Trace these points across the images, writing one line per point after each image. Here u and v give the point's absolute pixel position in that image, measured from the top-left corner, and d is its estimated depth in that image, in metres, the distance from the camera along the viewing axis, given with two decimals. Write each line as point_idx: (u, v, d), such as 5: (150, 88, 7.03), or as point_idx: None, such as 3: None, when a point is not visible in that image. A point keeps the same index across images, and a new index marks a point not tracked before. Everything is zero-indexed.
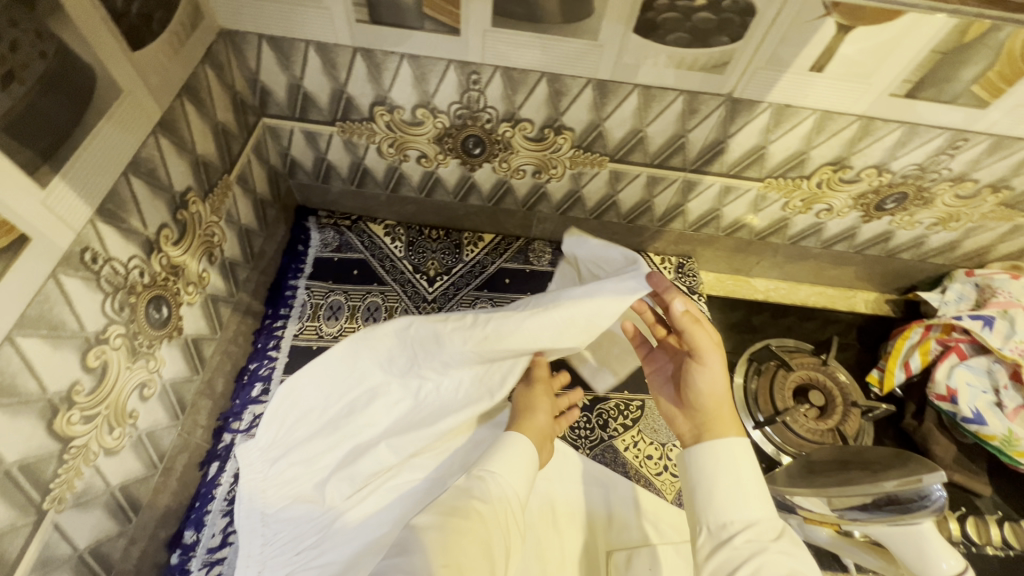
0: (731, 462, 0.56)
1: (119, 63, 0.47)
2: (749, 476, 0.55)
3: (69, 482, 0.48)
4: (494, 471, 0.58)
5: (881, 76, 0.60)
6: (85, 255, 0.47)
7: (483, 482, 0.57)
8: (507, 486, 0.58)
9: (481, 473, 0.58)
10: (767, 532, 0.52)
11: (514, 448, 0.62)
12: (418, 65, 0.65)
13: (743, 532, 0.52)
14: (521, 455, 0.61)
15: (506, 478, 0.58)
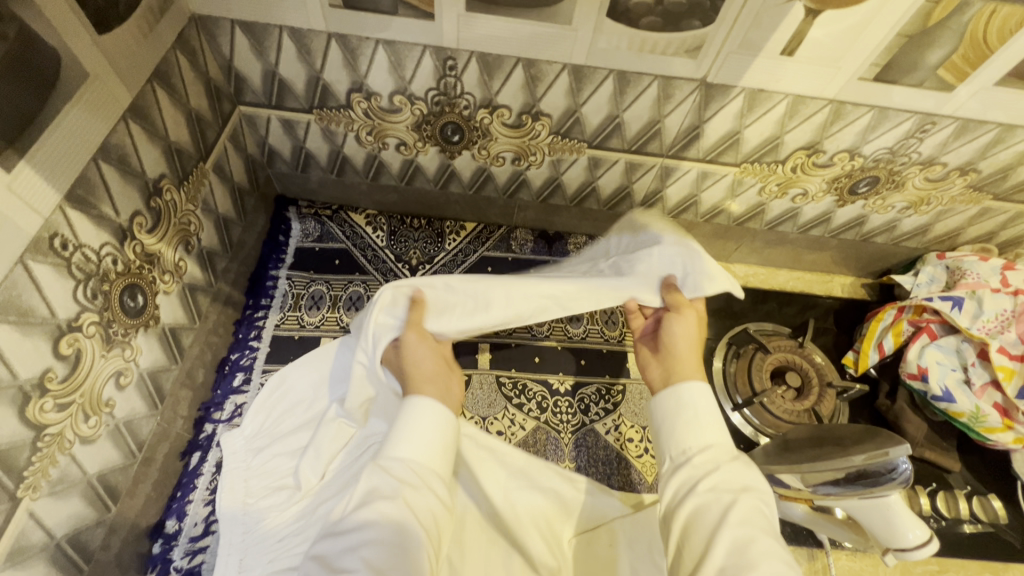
0: (697, 418, 0.57)
1: (85, 47, 0.47)
2: (711, 428, 0.57)
3: (43, 470, 0.48)
4: (404, 457, 0.54)
5: (850, 60, 0.61)
6: (54, 241, 0.46)
7: (392, 471, 0.53)
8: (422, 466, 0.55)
9: (387, 462, 0.54)
10: (728, 471, 0.52)
11: (426, 425, 0.57)
12: (394, 51, 0.65)
13: (701, 455, 0.54)
14: (430, 424, 0.57)
15: (421, 461, 0.55)
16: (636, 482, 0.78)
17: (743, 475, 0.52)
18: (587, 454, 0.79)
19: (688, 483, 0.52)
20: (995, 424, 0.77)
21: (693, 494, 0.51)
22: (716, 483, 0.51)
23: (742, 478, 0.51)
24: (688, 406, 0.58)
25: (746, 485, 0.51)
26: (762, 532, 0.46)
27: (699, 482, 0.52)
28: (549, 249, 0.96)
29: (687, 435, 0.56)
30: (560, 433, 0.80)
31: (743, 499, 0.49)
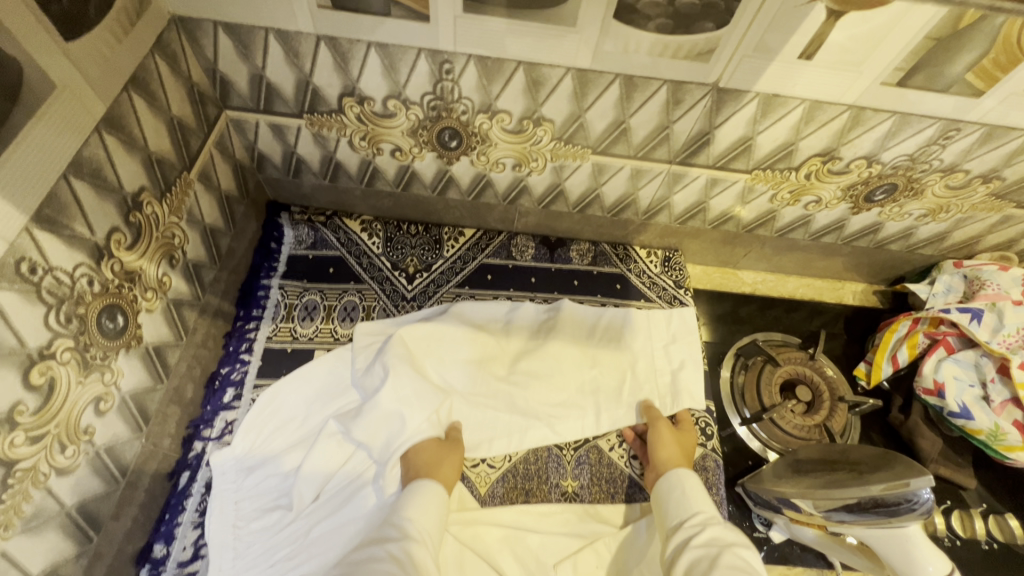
0: (693, 493, 0.66)
1: (49, 56, 0.43)
2: (705, 501, 0.66)
3: (16, 507, 0.45)
4: (412, 519, 0.62)
5: (873, 63, 0.57)
6: (20, 266, 0.43)
7: (399, 529, 0.60)
8: (424, 530, 0.61)
9: (397, 522, 0.61)
10: (716, 530, 0.61)
11: (430, 494, 0.65)
12: (387, 53, 0.61)
13: (694, 518, 0.63)
14: (433, 499, 0.64)
15: (427, 526, 0.62)
16: (641, 501, 0.75)
17: (730, 533, 0.60)
18: (590, 471, 0.76)
19: (684, 539, 0.61)
20: (1014, 442, 0.74)
21: (687, 549, 0.59)
22: (709, 538, 0.59)
23: (731, 535, 0.60)
24: (676, 489, 0.68)
25: (734, 541, 0.59)
26: (748, 572, 0.54)
27: (692, 539, 0.60)
28: (550, 256, 0.93)
29: (676, 510, 0.66)
30: (562, 450, 0.77)
31: (729, 552, 0.57)
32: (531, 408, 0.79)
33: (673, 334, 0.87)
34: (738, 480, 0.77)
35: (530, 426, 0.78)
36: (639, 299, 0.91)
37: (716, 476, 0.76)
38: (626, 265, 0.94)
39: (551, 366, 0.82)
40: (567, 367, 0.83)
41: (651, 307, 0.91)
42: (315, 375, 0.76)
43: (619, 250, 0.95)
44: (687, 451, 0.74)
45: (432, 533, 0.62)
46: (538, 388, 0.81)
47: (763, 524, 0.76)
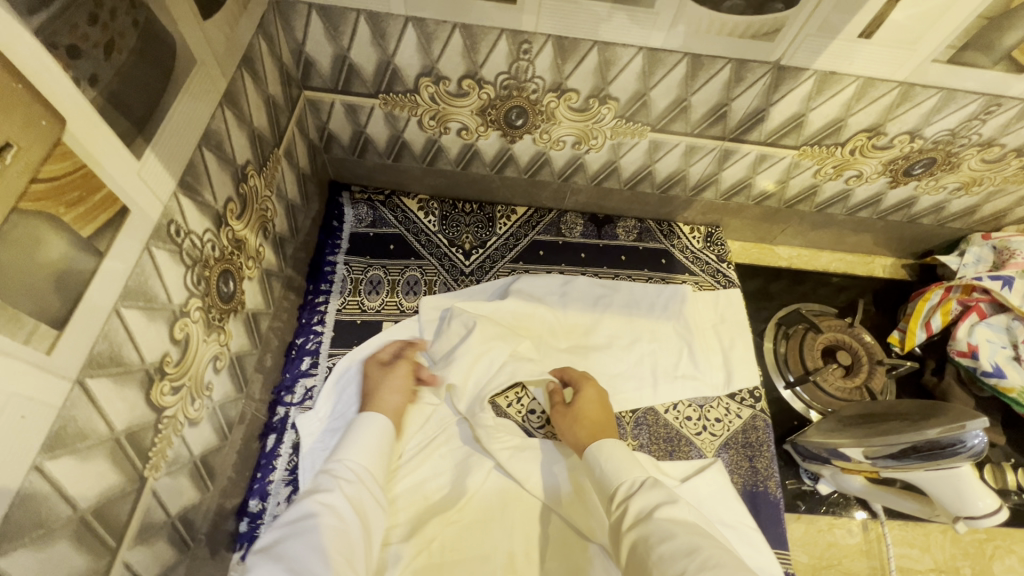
0: (614, 463, 0.64)
1: (192, 32, 0.47)
2: (628, 465, 0.64)
3: (162, 451, 0.50)
4: (346, 460, 0.62)
5: (927, 42, 0.61)
6: (171, 227, 0.47)
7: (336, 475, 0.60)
8: (368, 476, 0.62)
9: (332, 468, 0.61)
10: (642, 498, 0.59)
11: (370, 433, 0.66)
12: (470, 34, 0.65)
13: (622, 489, 0.61)
14: (377, 434, 0.66)
15: (364, 464, 0.63)
16: (696, 457, 0.80)
17: (657, 494, 0.59)
18: (649, 431, 0.82)
19: (617, 521, 0.59)
20: None
21: (625, 531, 0.57)
22: (638, 509, 0.58)
23: (655, 496, 0.58)
24: (598, 466, 0.65)
25: (658, 503, 0.57)
26: (675, 535, 0.53)
27: (622, 523, 0.58)
28: (598, 233, 0.97)
29: (604, 487, 0.64)
30: (621, 413, 0.82)
31: (656, 521, 0.55)
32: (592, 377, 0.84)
33: (721, 313, 0.91)
34: (786, 438, 0.83)
35: None
36: (684, 273, 0.95)
37: (765, 434, 0.82)
38: (670, 240, 0.98)
39: (603, 342, 0.88)
40: (619, 343, 0.88)
41: (695, 280, 0.95)
42: (387, 344, 0.82)
43: (663, 227, 0.99)
44: (585, 412, 0.73)
45: (372, 479, 0.62)
46: (594, 357, 0.86)
47: (811, 479, 0.81)
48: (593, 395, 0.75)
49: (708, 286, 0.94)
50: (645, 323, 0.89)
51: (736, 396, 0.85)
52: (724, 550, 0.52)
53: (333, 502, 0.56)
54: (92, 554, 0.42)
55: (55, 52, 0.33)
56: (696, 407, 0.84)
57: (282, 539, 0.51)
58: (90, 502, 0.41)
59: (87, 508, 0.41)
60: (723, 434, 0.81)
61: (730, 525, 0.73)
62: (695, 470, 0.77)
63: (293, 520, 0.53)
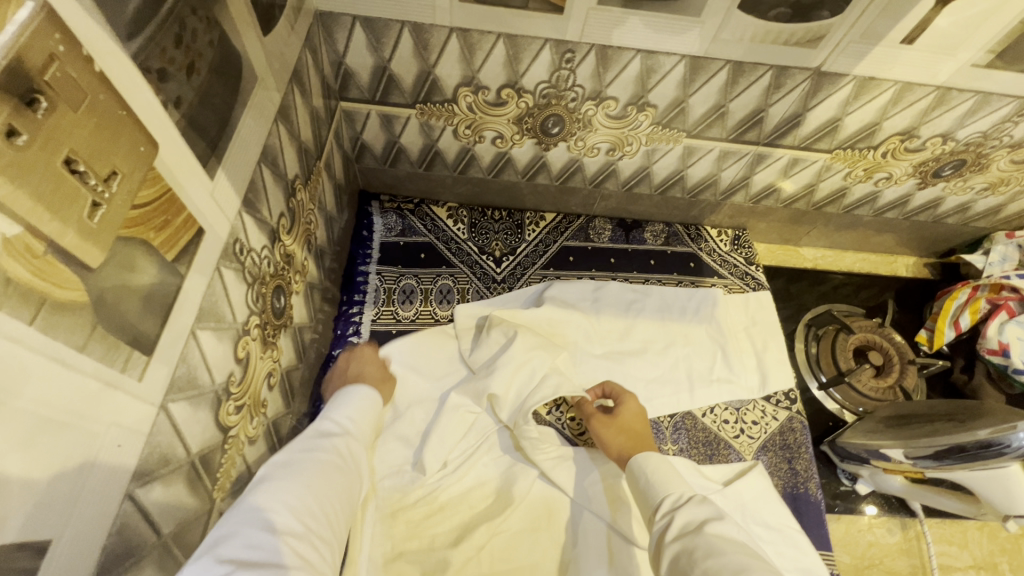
0: (661, 475, 0.59)
1: (254, 49, 0.46)
2: (679, 482, 0.58)
3: (227, 471, 0.49)
4: (333, 416, 0.56)
5: (968, 47, 0.62)
6: (236, 246, 0.46)
7: (330, 429, 0.54)
8: (362, 427, 0.58)
9: (322, 423, 0.55)
10: (686, 512, 0.53)
11: (363, 396, 0.61)
12: (514, 44, 0.65)
13: (666, 501, 0.56)
14: (367, 398, 0.61)
15: (353, 420, 0.57)
16: (735, 460, 0.80)
17: (703, 509, 0.53)
18: (688, 436, 0.82)
19: (659, 535, 0.53)
20: None
21: (665, 544, 0.51)
22: (683, 526, 0.52)
23: (701, 512, 0.53)
24: (642, 476, 0.61)
25: (706, 517, 0.52)
26: (725, 551, 0.47)
27: (666, 535, 0.52)
28: (626, 238, 0.98)
29: (647, 499, 0.58)
30: (660, 418, 0.82)
31: (703, 536, 0.49)
32: (629, 383, 0.84)
33: (753, 315, 0.92)
34: (823, 440, 0.83)
35: None
36: (713, 276, 0.96)
37: (803, 435, 0.82)
38: (697, 244, 0.99)
39: (637, 346, 0.87)
40: (653, 347, 0.87)
41: (725, 283, 0.95)
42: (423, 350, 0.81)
43: (690, 230, 1.00)
44: (629, 425, 0.72)
45: (366, 430, 0.58)
46: (631, 362, 0.85)
47: (849, 479, 0.82)
48: (636, 410, 0.74)
49: (738, 289, 0.94)
50: (677, 326, 0.89)
51: (771, 398, 0.85)
52: (777, 574, 0.46)
53: (328, 444, 0.52)
54: None
55: (149, 77, 0.32)
56: (733, 410, 0.84)
57: (270, 474, 0.46)
58: (170, 527, 0.40)
59: (168, 533, 0.40)
60: (761, 437, 0.82)
61: (774, 527, 0.73)
62: (736, 473, 0.77)
63: (287, 455, 0.48)
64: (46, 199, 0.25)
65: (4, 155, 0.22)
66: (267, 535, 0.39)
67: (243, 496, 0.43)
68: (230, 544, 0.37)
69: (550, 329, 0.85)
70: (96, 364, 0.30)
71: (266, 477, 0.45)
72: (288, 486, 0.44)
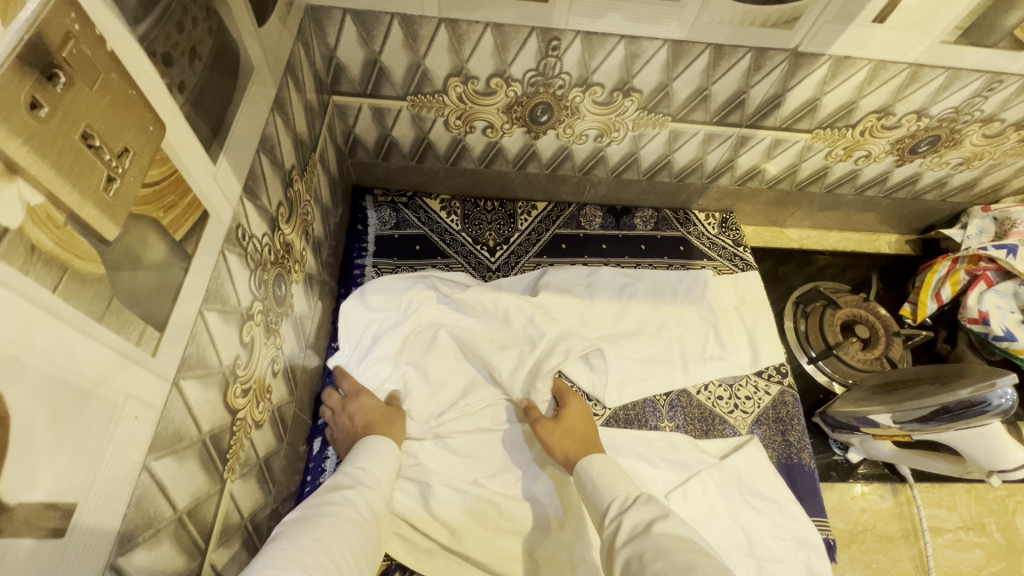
0: (611, 477, 0.60)
1: (250, 39, 0.48)
2: (627, 482, 0.60)
3: (236, 453, 0.50)
4: (352, 469, 0.61)
5: (936, 25, 0.65)
6: (238, 231, 0.48)
7: (350, 480, 0.60)
8: (378, 481, 0.61)
9: (346, 473, 0.61)
10: (634, 513, 0.54)
11: (381, 448, 0.65)
12: (501, 33, 0.66)
13: (613, 505, 0.57)
14: (384, 454, 0.64)
15: (372, 475, 0.62)
16: (731, 435, 0.82)
17: (653, 509, 0.54)
18: (684, 413, 0.83)
19: (610, 539, 0.53)
20: None
21: (615, 549, 0.51)
22: (631, 527, 0.52)
23: (649, 512, 0.53)
24: (590, 479, 0.62)
25: (652, 518, 0.52)
26: (672, 551, 0.47)
27: (616, 539, 0.52)
28: (617, 224, 0.99)
29: (595, 504, 0.59)
30: (656, 397, 0.84)
31: (652, 536, 0.50)
32: (625, 364, 0.85)
33: (743, 295, 0.94)
34: (815, 411, 0.86)
35: (627, 382, 0.84)
36: (702, 258, 0.98)
37: (795, 408, 0.84)
38: (686, 228, 1.01)
39: (631, 328, 0.89)
40: (647, 329, 0.89)
41: (714, 265, 0.98)
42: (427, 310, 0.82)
43: (679, 215, 1.02)
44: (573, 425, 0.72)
45: (382, 486, 0.62)
46: (626, 344, 0.87)
47: (841, 449, 0.84)
48: (579, 408, 0.75)
49: (727, 270, 0.97)
50: (670, 309, 0.91)
51: (763, 373, 0.87)
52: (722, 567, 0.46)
53: (342, 501, 0.55)
54: (187, 554, 0.42)
55: (154, 60, 0.33)
56: (726, 386, 0.86)
57: (285, 533, 0.50)
58: (185, 503, 0.41)
59: (183, 509, 0.41)
60: (755, 411, 0.84)
61: (770, 498, 0.75)
62: (730, 447, 0.80)
63: (302, 517, 0.52)
64: (66, 171, 0.26)
65: (28, 125, 0.24)
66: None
67: (263, 552, 0.48)
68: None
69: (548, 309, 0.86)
70: (114, 336, 0.31)
71: (281, 534, 0.50)
72: (297, 544, 0.48)
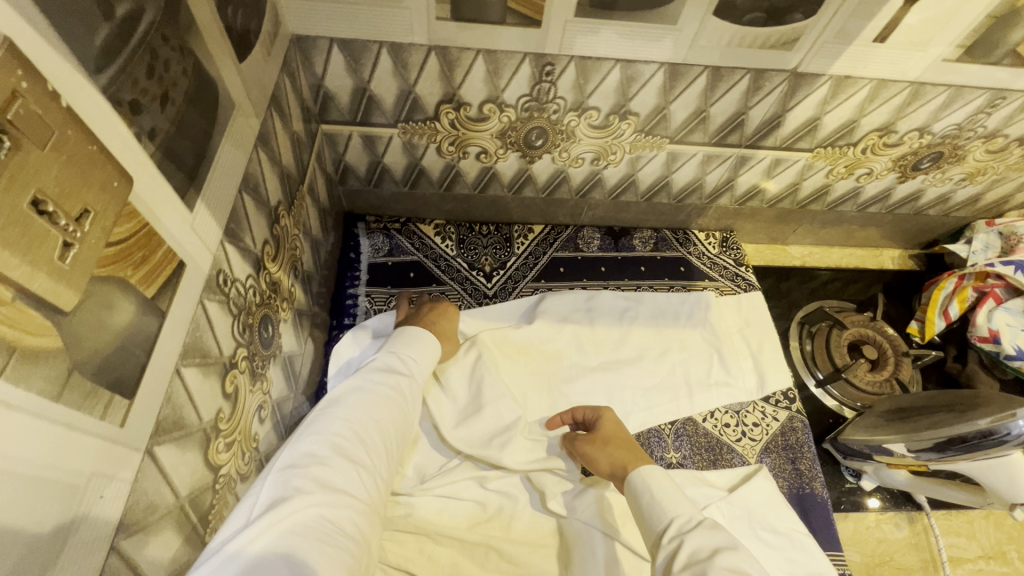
0: (672, 494, 0.56)
1: (231, 77, 0.46)
2: (686, 502, 0.56)
3: (219, 512, 0.47)
4: (400, 350, 0.62)
5: (938, 43, 0.63)
6: (219, 277, 0.45)
7: (396, 358, 0.60)
8: (421, 371, 0.62)
9: (393, 351, 0.61)
10: (697, 539, 0.51)
11: (426, 341, 0.65)
12: (493, 60, 0.65)
13: (674, 527, 0.53)
14: (425, 342, 0.64)
15: (416, 359, 0.62)
16: (741, 465, 0.79)
17: (714, 537, 0.51)
18: (690, 442, 0.80)
19: (666, 563, 0.51)
20: None
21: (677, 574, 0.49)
22: (693, 555, 0.50)
23: (713, 539, 0.51)
24: (644, 493, 0.57)
25: (717, 547, 0.50)
26: None
27: (675, 564, 0.50)
28: (616, 246, 0.97)
29: (650, 521, 0.56)
30: (661, 425, 0.81)
31: (715, 567, 0.47)
32: (627, 393, 0.83)
33: (746, 316, 0.92)
34: (826, 437, 0.83)
35: (631, 411, 0.81)
36: (704, 279, 0.95)
37: (804, 434, 0.82)
38: (686, 248, 0.99)
39: (634, 353, 0.86)
40: (650, 354, 0.87)
41: (716, 286, 0.95)
42: None
43: (679, 235, 1.00)
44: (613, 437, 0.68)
45: (424, 371, 0.62)
46: (628, 371, 0.84)
47: (853, 476, 0.81)
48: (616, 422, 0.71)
49: (730, 291, 0.94)
50: (671, 334, 0.88)
51: (772, 398, 0.84)
52: None
53: (391, 382, 0.57)
54: None
55: (120, 109, 0.31)
56: (733, 412, 0.83)
57: (341, 399, 0.53)
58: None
59: None
60: (763, 438, 0.81)
61: (781, 531, 0.72)
62: (740, 476, 0.77)
63: (353, 386, 0.55)
64: (12, 242, 0.24)
65: None
66: (337, 459, 0.47)
67: (318, 413, 0.51)
68: (314, 462, 0.46)
69: (551, 343, 0.85)
70: (73, 412, 0.28)
71: (334, 397, 0.53)
72: (356, 415, 0.51)
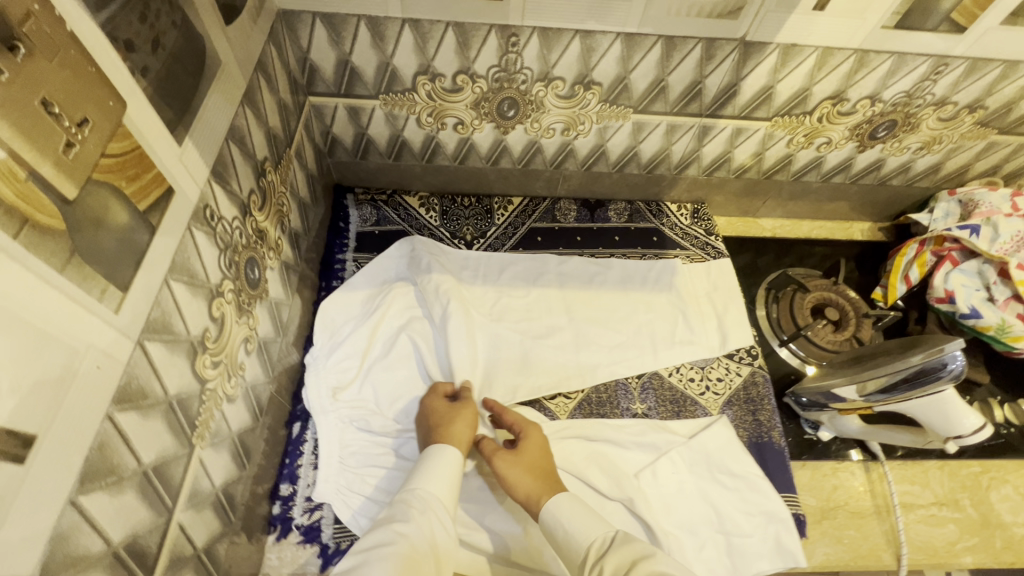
0: (584, 518, 0.61)
1: (218, 38, 0.52)
2: (600, 521, 0.61)
3: (206, 421, 0.53)
4: (416, 489, 0.63)
5: (874, 10, 0.68)
6: (206, 211, 0.51)
7: (411, 500, 0.62)
8: (443, 498, 0.63)
9: (410, 493, 0.63)
10: (614, 557, 0.56)
11: (443, 464, 0.66)
12: (462, 32, 0.71)
13: (593, 552, 0.58)
14: (445, 465, 0.66)
15: (433, 493, 0.63)
16: (703, 415, 0.83)
17: (632, 551, 0.55)
18: (655, 395, 0.85)
19: None
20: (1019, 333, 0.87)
21: None
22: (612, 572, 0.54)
23: (629, 551, 0.55)
24: (557, 526, 0.62)
25: (635, 558, 0.54)
26: None
27: None
28: (591, 217, 1.02)
29: (570, 551, 0.60)
30: (628, 379, 0.86)
31: None
32: (596, 350, 0.87)
33: (715, 282, 0.96)
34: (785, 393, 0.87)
35: (599, 365, 0.86)
36: (675, 248, 1.00)
37: (765, 388, 0.86)
38: (659, 219, 1.03)
39: (604, 313, 0.92)
40: (619, 315, 0.92)
41: (687, 254, 1.00)
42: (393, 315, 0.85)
43: (652, 207, 1.05)
44: (532, 458, 0.70)
45: (446, 501, 0.64)
46: (599, 331, 0.89)
47: (812, 429, 0.85)
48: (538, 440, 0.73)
49: (699, 258, 0.99)
50: (640, 297, 0.93)
51: (735, 356, 0.89)
52: None
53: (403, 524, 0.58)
54: (154, 509, 0.45)
55: (116, 44, 0.37)
56: (698, 368, 0.88)
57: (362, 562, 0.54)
58: (151, 459, 0.44)
59: (149, 464, 0.44)
60: (726, 392, 0.85)
61: (738, 474, 0.77)
62: (700, 425, 0.82)
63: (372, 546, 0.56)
64: (26, 132, 0.30)
65: None
66: None
67: None
68: None
69: (525, 303, 0.91)
70: (75, 287, 0.34)
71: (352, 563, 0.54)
72: None
